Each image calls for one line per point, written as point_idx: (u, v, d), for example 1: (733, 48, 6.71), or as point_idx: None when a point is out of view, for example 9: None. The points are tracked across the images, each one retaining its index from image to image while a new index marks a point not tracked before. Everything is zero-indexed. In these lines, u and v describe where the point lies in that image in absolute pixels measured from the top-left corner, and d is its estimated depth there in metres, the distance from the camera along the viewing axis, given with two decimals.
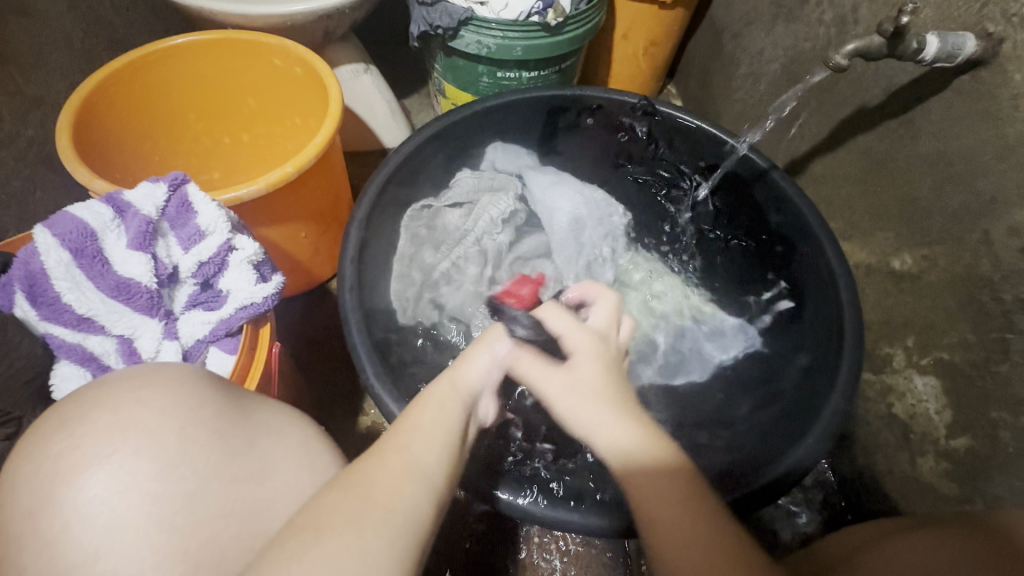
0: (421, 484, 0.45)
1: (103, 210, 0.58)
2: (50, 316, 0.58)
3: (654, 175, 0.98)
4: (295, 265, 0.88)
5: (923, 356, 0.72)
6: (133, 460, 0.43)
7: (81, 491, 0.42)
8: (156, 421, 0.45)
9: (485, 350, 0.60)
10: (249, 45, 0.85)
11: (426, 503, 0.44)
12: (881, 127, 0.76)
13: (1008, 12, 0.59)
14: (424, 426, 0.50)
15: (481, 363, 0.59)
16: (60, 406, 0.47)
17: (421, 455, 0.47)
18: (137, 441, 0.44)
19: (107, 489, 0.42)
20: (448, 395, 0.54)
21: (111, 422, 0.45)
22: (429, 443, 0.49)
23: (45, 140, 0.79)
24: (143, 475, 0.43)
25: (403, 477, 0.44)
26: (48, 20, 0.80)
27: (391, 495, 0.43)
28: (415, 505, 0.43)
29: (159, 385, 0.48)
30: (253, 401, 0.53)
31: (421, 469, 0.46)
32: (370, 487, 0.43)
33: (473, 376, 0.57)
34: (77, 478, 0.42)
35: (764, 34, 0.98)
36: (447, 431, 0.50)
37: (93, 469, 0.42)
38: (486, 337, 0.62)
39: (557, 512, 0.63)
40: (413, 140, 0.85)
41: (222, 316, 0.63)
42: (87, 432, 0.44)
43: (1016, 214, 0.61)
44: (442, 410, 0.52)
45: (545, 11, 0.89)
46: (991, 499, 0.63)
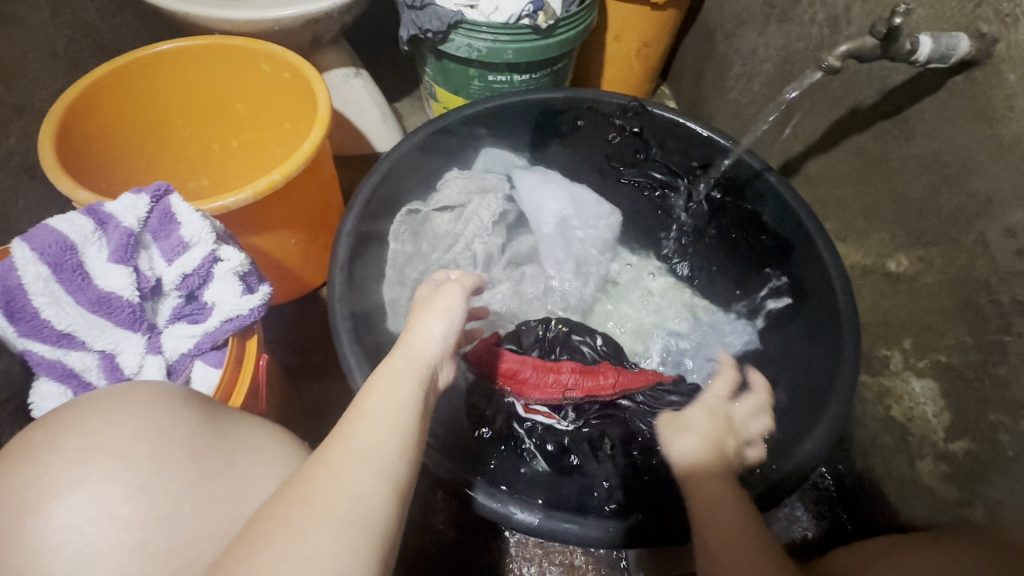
0: (368, 473, 0.41)
1: (85, 222, 0.57)
2: (29, 332, 0.57)
3: (647, 176, 0.97)
4: (283, 273, 0.86)
5: (920, 359, 0.71)
6: (104, 486, 0.42)
7: (50, 520, 0.40)
8: (127, 444, 0.44)
9: (435, 318, 0.55)
10: (234, 50, 0.84)
11: (379, 490, 0.40)
12: (876, 127, 0.76)
13: (1002, 12, 0.59)
14: (369, 409, 0.45)
15: (431, 333, 0.54)
16: (29, 431, 0.46)
17: (368, 442, 0.42)
18: (108, 466, 0.43)
19: (78, 517, 0.41)
20: (400, 371, 0.49)
21: (82, 446, 0.44)
22: (377, 426, 0.44)
23: (27, 149, 0.77)
24: (116, 500, 0.42)
25: (351, 468, 0.40)
26: (30, 26, 0.78)
27: (334, 488, 0.39)
28: (363, 497, 0.39)
29: (130, 406, 0.47)
30: (228, 415, 0.52)
31: (366, 454, 0.42)
32: (315, 483, 0.39)
33: (427, 346, 0.53)
34: (46, 507, 0.41)
35: (757, 34, 0.98)
36: (397, 410, 0.45)
37: (63, 497, 0.41)
38: (436, 305, 0.57)
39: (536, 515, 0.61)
40: (403, 145, 0.83)
41: (207, 329, 0.62)
42: (56, 458, 0.43)
43: (1012, 214, 0.60)
44: (391, 389, 0.47)
45: (536, 13, 0.88)
46: (992, 503, 0.63)
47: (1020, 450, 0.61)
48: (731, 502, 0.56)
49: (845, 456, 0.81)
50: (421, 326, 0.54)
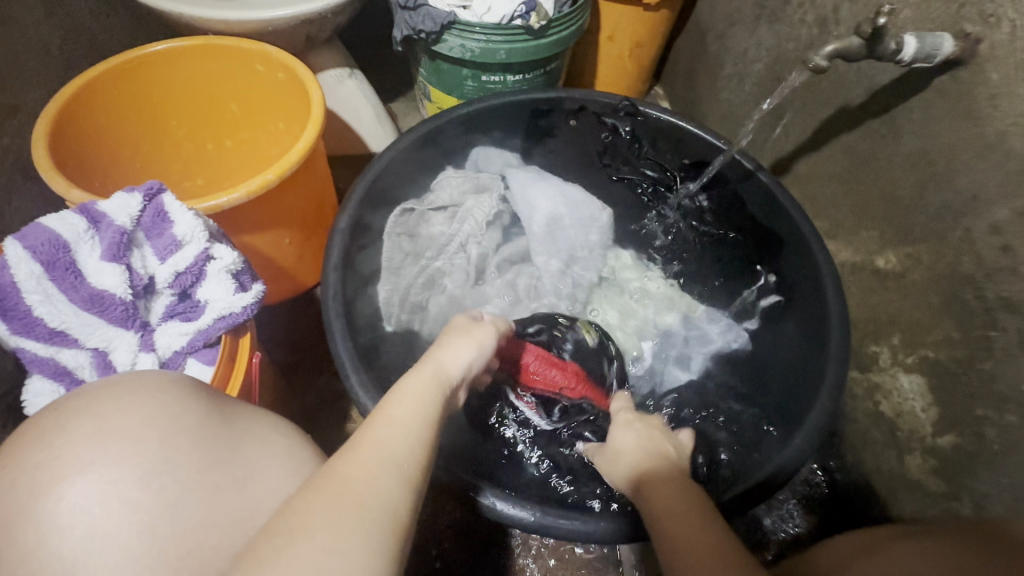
0: (395, 476, 0.42)
1: (78, 221, 0.57)
2: (21, 330, 0.56)
3: (639, 174, 0.97)
4: (277, 272, 0.86)
5: (908, 354, 0.72)
6: (113, 470, 0.42)
7: (60, 501, 0.41)
8: (137, 430, 0.44)
9: (465, 341, 0.58)
10: (230, 50, 0.84)
11: (405, 496, 0.41)
12: (864, 126, 0.77)
13: (985, 12, 0.60)
14: (398, 419, 0.47)
15: (460, 355, 0.57)
16: (38, 417, 0.46)
17: (398, 447, 0.44)
18: (118, 451, 0.43)
19: (88, 499, 0.41)
20: (427, 385, 0.51)
21: (92, 431, 0.44)
22: (405, 434, 0.46)
23: (21, 148, 0.78)
24: (126, 483, 0.42)
25: (381, 471, 0.42)
26: (23, 26, 0.78)
27: (366, 488, 0.40)
28: (391, 498, 0.41)
29: (140, 393, 0.47)
30: (241, 410, 0.53)
31: (395, 461, 0.43)
32: (349, 480, 0.41)
33: (453, 365, 0.55)
34: (56, 489, 0.41)
35: (748, 34, 0.98)
36: (423, 422, 0.48)
37: (73, 480, 0.42)
38: (470, 333, 0.60)
39: (546, 517, 0.62)
40: (400, 142, 0.84)
41: (199, 327, 0.62)
42: (67, 441, 0.43)
43: (997, 212, 0.61)
44: (419, 401, 0.49)
45: (528, 14, 0.88)
46: (979, 497, 0.63)
47: (1006, 443, 0.61)
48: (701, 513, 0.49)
49: (836, 451, 0.82)
50: (451, 349, 0.57)
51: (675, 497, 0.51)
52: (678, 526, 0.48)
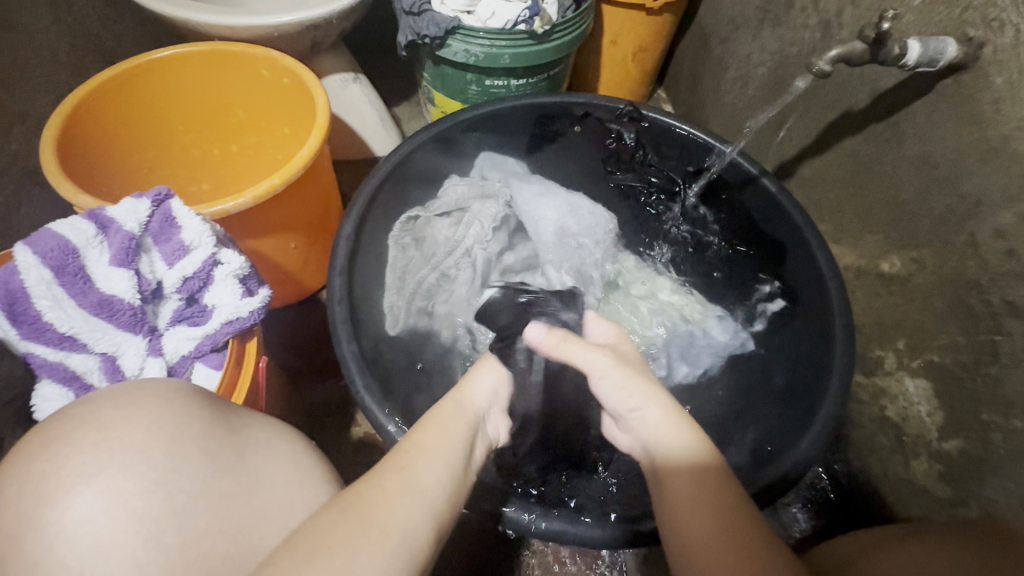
0: (419, 505, 0.43)
1: (87, 226, 0.57)
2: (31, 335, 0.57)
3: (642, 180, 0.97)
4: (284, 276, 0.87)
5: (913, 358, 0.72)
6: (118, 479, 0.42)
7: (65, 512, 0.41)
8: (144, 438, 0.45)
9: (489, 372, 0.61)
10: (236, 56, 0.85)
11: (427, 528, 0.42)
12: (868, 129, 0.77)
13: (988, 16, 0.60)
14: (427, 446, 0.49)
15: (482, 385, 0.59)
16: (45, 426, 0.46)
17: (423, 476, 0.46)
18: (123, 460, 0.43)
19: (93, 509, 0.41)
20: (455, 415, 0.54)
21: (97, 440, 0.44)
22: (432, 464, 0.47)
23: (30, 154, 0.78)
24: (131, 492, 0.42)
25: (413, 501, 0.43)
26: (31, 33, 0.79)
27: (399, 518, 0.41)
28: (412, 527, 0.41)
29: (146, 402, 0.47)
30: (246, 418, 0.53)
31: (421, 490, 0.44)
32: (383, 506, 0.42)
33: (476, 399, 0.58)
34: (61, 499, 0.41)
35: (751, 38, 0.99)
36: (451, 453, 0.49)
37: (78, 490, 0.42)
38: (489, 361, 0.63)
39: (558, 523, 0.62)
40: (401, 149, 0.84)
41: (207, 332, 0.62)
42: (72, 451, 0.43)
43: (1001, 216, 0.61)
44: (447, 429, 0.51)
45: (532, 19, 0.90)
46: (986, 502, 0.63)
47: (1012, 448, 0.61)
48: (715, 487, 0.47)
49: (841, 457, 0.82)
50: (476, 380, 0.60)
51: (694, 482, 0.48)
52: (692, 509, 0.47)
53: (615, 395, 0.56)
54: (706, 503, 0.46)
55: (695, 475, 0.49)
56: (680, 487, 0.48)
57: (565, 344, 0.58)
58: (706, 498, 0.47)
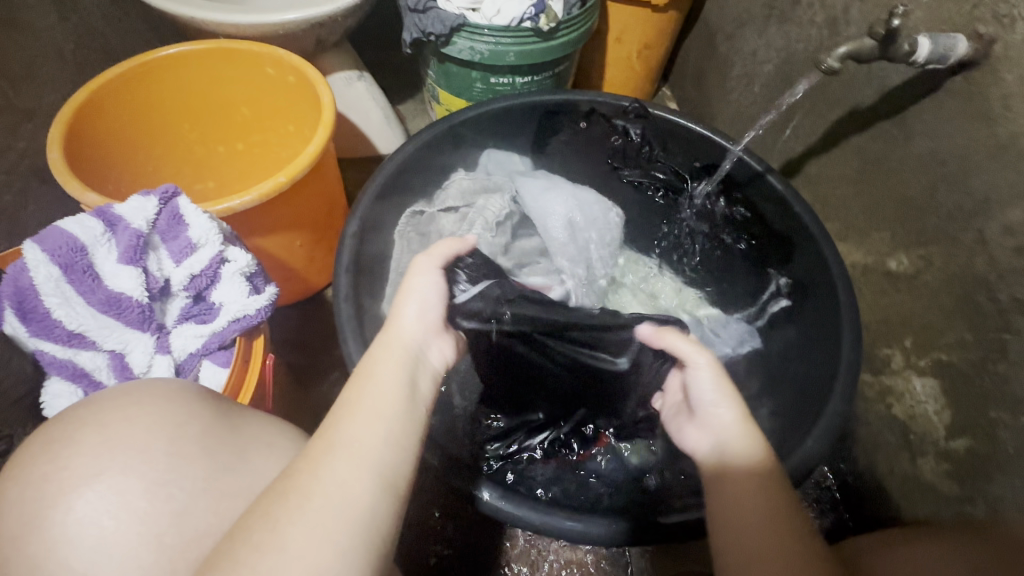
0: (349, 461, 0.42)
1: (94, 224, 0.57)
2: (40, 332, 0.57)
3: (649, 177, 0.96)
4: (289, 273, 0.87)
5: (921, 357, 0.71)
6: (120, 480, 0.43)
7: (69, 513, 0.41)
8: (145, 439, 0.45)
9: (411, 302, 0.56)
10: (241, 54, 0.85)
11: (364, 480, 0.41)
12: (875, 127, 0.77)
13: (999, 12, 0.59)
14: (352, 401, 0.46)
15: (407, 318, 0.55)
16: (47, 427, 0.46)
17: (351, 430, 0.44)
18: (124, 461, 0.43)
19: (96, 510, 0.41)
20: (382, 358, 0.51)
21: (99, 441, 0.44)
22: (361, 415, 0.45)
23: (37, 153, 0.78)
24: (134, 493, 0.42)
25: (356, 470, 0.42)
26: (37, 31, 0.79)
27: (337, 492, 0.40)
28: (343, 484, 0.41)
29: (148, 404, 0.48)
30: (248, 417, 0.53)
31: (347, 445, 0.43)
32: (315, 483, 0.40)
33: (408, 332, 0.54)
34: (64, 500, 0.41)
35: (757, 35, 0.98)
36: (379, 398, 0.47)
37: (81, 491, 0.42)
38: (410, 288, 0.57)
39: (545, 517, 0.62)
40: (402, 151, 0.84)
41: (215, 329, 0.62)
42: (74, 452, 0.44)
43: (1010, 213, 0.61)
44: (372, 377, 0.49)
45: (537, 17, 0.89)
46: (993, 500, 0.63)
47: (1020, 446, 0.61)
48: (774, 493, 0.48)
49: (847, 455, 0.81)
50: (399, 316, 0.55)
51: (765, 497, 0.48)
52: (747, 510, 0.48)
53: (698, 390, 0.57)
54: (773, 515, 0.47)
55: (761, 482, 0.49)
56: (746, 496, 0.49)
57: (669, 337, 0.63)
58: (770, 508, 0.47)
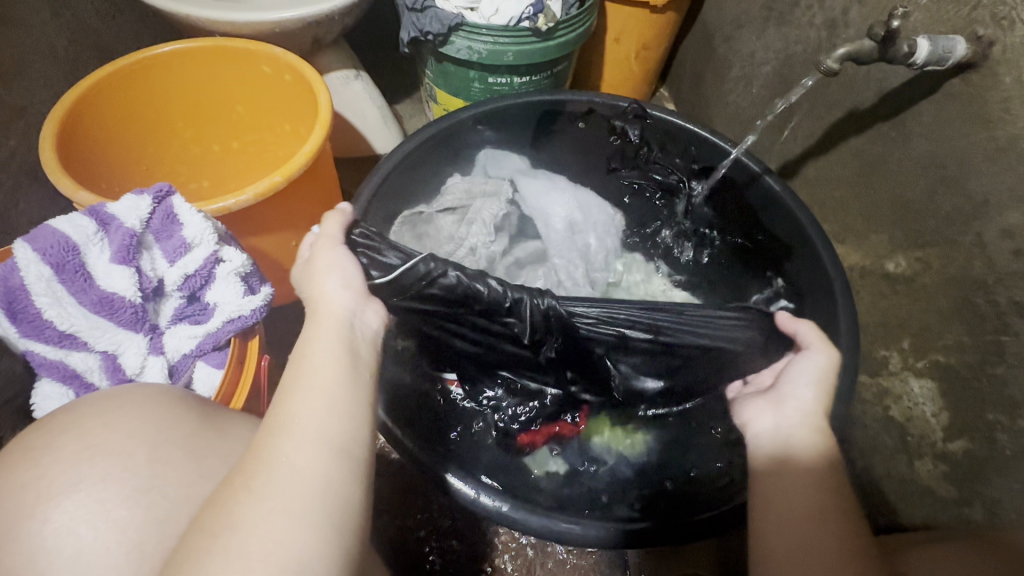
0: (296, 441, 0.41)
1: (87, 223, 0.57)
2: (31, 334, 0.57)
3: (646, 179, 0.97)
4: (282, 274, 0.86)
5: (918, 359, 0.71)
6: (101, 488, 0.42)
7: (47, 522, 0.40)
8: (127, 445, 0.44)
9: (326, 278, 0.52)
10: (237, 52, 0.84)
11: (311, 456, 0.40)
12: (873, 129, 0.77)
13: (998, 15, 0.59)
14: (289, 384, 0.45)
15: (331, 290, 0.51)
16: (27, 434, 0.46)
17: (293, 410, 0.43)
18: (105, 467, 0.43)
19: (75, 519, 0.41)
20: (315, 335, 0.48)
21: (79, 448, 0.43)
22: (301, 395, 0.44)
23: (28, 150, 0.77)
24: (114, 502, 0.42)
25: (303, 447, 0.41)
26: (30, 27, 0.78)
27: (285, 470, 0.39)
28: (292, 465, 0.40)
29: (129, 409, 0.47)
30: (235, 420, 0.52)
31: (291, 427, 0.42)
32: (262, 466, 0.40)
33: (335, 304, 0.50)
34: (43, 508, 0.41)
35: (755, 37, 0.99)
36: (318, 374, 0.45)
37: (60, 499, 0.41)
38: (323, 262, 0.53)
39: (537, 518, 0.61)
40: (403, 148, 0.84)
41: (209, 330, 0.61)
42: (54, 460, 0.43)
43: (1008, 216, 0.61)
44: (304, 357, 0.46)
45: (536, 16, 0.88)
46: (991, 502, 0.63)
47: (1018, 448, 0.61)
48: (826, 490, 0.48)
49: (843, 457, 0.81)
50: (321, 290, 0.51)
51: (821, 483, 0.49)
52: (797, 496, 0.48)
53: (799, 372, 0.58)
54: (823, 499, 0.47)
55: (819, 467, 0.49)
56: (796, 474, 0.49)
57: (802, 329, 0.63)
58: (822, 494, 0.48)
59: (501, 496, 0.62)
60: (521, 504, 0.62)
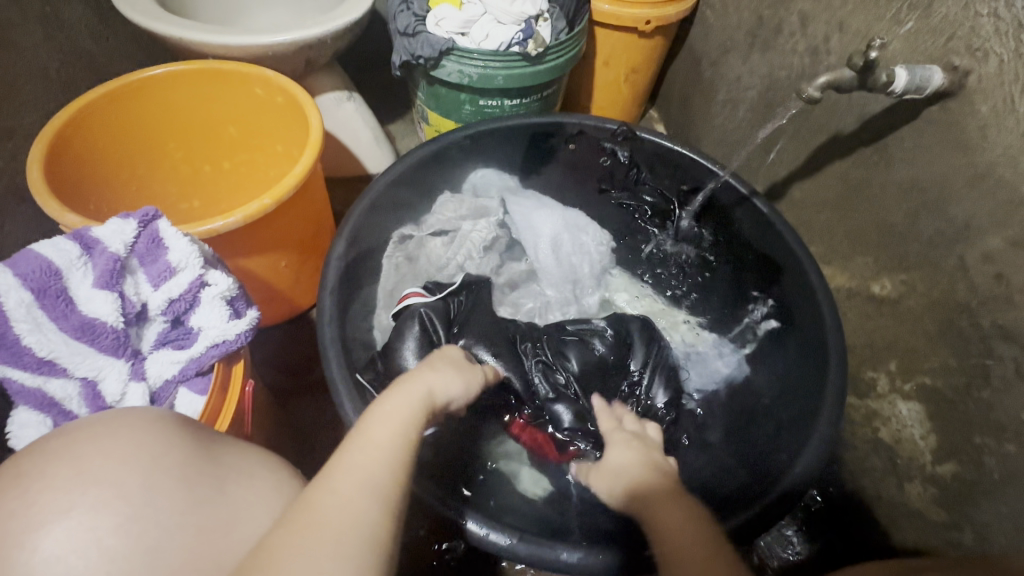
0: (371, 496, 0.42)
1: (70, 248, 0.56)
2: (9, 360, 0.55)
3: (636, 200, 0.99)
4: (272, 294, 0.86)
5: (905, 381, 0.72)
6: (92, 515, 0.40)
7: (34, 552, 0.38)
8: (118, 471, 0.43)
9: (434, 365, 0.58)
10: (229, 74, 0.84)
11: (383, 516, 0.41)
12: (857, 153, 0.78)
13: (972, 46, 0.61)
14: (375, 441, 0.46)
15: (442, 374, 0.57)
16: (17, 459, 0.45)
17: (374, 468, 0.44)
18: (97, 495, 0.41)
19: (63, 549, 0.39)
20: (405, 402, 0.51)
21: (72, 475, 0.42)
22: (384, 455, 0.45)
23: (15, 172, 0.77)
24: (103, 530, 0.40)
25: (354, 498, 0.41)
26: (21, 50, 0.78)
27: (359, 522, 0.40)
28: (367, 520, 0.40)
29: (121, 434, 0.46)
30: (218, 443, 0.51)
31: (372, 482, 0.43)
32: (328, 503, 0.40)
33: (432, 381, 0.55)
34: (31, 538, 0.39)
35: (741, 62, 1.00)
36: (405, 442, 0.47)
37: (50, 526, 0.39)
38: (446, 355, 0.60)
39: (533, 546, 0.60)
40: (414, 154, 0.86)
41: (192, 355, 0.61)
42: (45, 487, 0.41)
43: (989, 240, 0.62)
44: (401, 419, 0.49)
45: (525, 41, 0.91)
46: (980, 526, 0.63)
47: (1005, 472, 0.61)
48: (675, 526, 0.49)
49: (835, 478, 0.81)
50: (432, 369, 0.57)
51: (667, 497, 0.52)
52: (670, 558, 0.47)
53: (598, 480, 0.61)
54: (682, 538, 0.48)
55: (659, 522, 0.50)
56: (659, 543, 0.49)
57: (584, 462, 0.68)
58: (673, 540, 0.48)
59: (496, 525, 0.61)
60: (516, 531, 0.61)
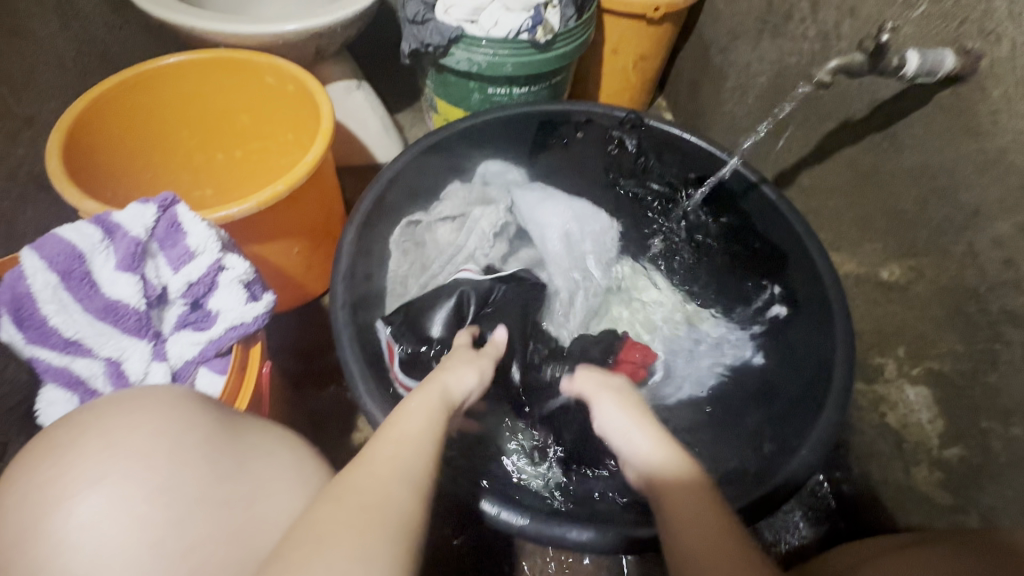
0: (406, 484, 0.43)
1: (93, 232, 0.58)
2: (38, 339, 0.57)
3: (645, 188, 0.98)
4: (286, 281, 0.87)
5: (913, 366, 0.72)
6: (121, 485, 0.42)
7: (70, 515, 0.41)
8: (144, 446, 0.45)
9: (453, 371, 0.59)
10: (240, 63, 0.85)
11: (415, 503, 0.42)
12: (867, 139, 0.78)
13: (985, 30, 0.61)
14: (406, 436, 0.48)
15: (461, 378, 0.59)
16: (50, 431, 0.46)
17: (409, 460, 0.45)
18: (125, 467, 0.43)
19: (95, 514, 0.41)
20: (429, 404, 0.53)
21: (101, 448, 0.44)
22: (415, 449, 0.47)
23: (36, 160, 0.79)
24: (133, 499, 0.42)
25: (389, 480, 0.42)
26: (39, 40, 0.80)
27: (395, 506, 0.40)
28: (404, 506, 0.41)
29: (149, 411, 0.47)
30: (241, 423, 0.53)
31: (407, 472, 0.44)
32: (369, 489, 0.41)
33: (454, 386, 0.57)
34: (66, 504, 0.41)
35: (751, 48, 1.00)
36: (433, 438, 0.49)
37: (84, 494, 0.41)
38: (461, 358, 0.63)
39: (550, 527, 0.61)
40: (414, 148, 0.86)
41: (211, 337, 0.62)
42: (79, 457, 0.43)
43: (998, 226, 0.62)
44: (430, 417, 0.51)
45: (534, 29, 0.89)
46: (986, 509, 0.64)
47: (1012, 456, 0.62)
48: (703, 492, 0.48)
49: (842, 463, 0.81)
50: (452, 373, 0.59)
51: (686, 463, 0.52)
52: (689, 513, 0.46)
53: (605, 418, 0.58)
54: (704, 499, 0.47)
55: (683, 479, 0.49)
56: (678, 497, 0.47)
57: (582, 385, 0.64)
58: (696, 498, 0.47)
59: (512, 506, 0.63)
60: (530, 509, 0.63)
